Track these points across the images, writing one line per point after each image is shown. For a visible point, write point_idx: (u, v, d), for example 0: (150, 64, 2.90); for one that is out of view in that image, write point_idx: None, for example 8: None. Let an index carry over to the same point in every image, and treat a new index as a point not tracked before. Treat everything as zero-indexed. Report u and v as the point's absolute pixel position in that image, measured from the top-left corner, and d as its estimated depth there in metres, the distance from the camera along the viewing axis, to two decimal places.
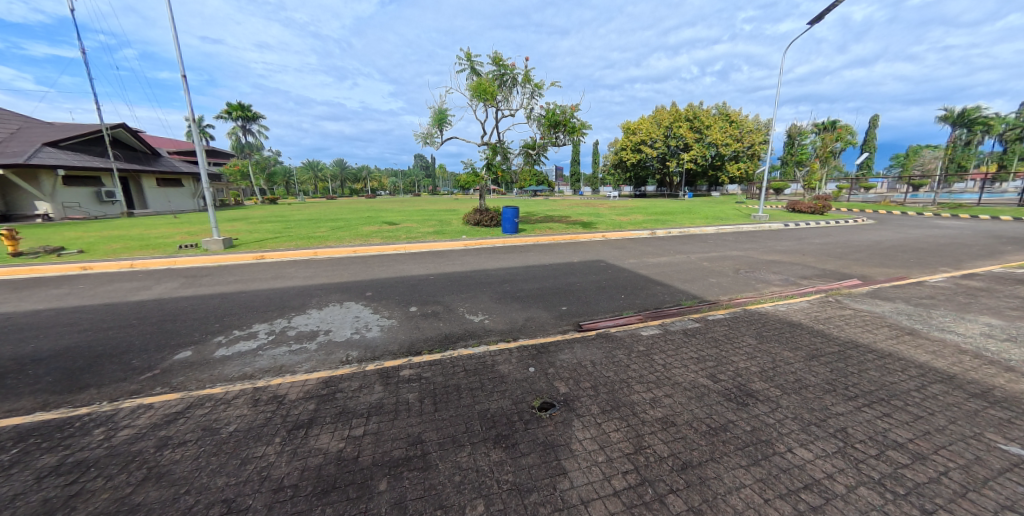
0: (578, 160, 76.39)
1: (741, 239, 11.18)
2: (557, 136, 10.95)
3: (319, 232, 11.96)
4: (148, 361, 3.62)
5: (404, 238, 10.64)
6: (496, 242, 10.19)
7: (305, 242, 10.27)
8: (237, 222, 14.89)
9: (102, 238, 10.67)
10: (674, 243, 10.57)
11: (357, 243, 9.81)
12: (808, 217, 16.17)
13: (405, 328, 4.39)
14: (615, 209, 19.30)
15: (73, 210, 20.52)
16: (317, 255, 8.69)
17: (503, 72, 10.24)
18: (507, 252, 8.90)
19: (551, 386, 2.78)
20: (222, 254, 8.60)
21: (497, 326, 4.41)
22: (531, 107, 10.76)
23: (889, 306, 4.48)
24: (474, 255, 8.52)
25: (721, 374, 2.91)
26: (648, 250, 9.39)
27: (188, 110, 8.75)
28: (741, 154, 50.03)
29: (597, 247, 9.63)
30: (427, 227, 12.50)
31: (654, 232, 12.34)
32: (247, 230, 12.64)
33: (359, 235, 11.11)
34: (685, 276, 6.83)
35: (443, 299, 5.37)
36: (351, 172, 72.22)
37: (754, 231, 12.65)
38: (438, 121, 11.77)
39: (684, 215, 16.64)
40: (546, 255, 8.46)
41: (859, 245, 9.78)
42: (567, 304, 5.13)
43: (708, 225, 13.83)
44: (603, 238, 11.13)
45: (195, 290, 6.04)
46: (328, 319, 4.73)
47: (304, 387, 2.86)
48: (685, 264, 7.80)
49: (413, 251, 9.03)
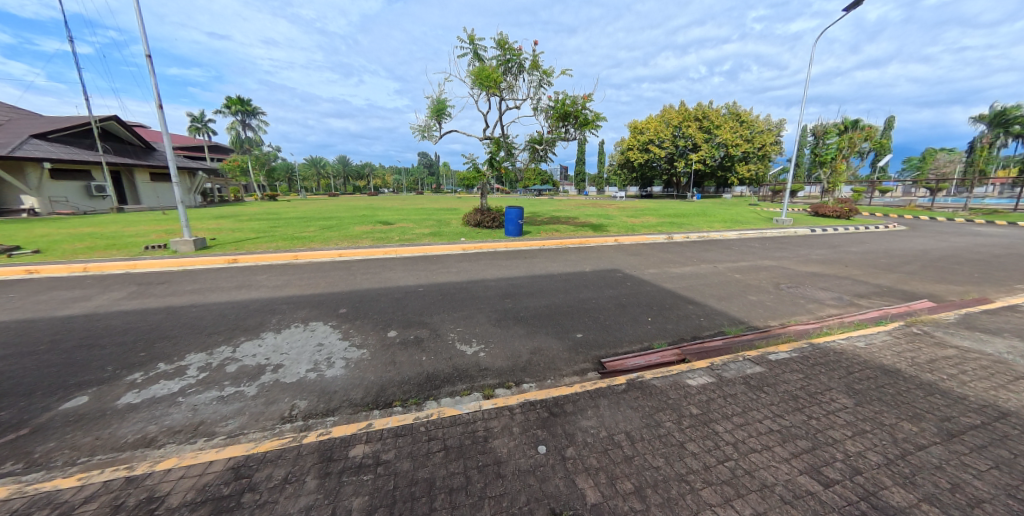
0: (583, 160, 75.22)
1: (768, 246, 10.15)
2: (567, 129, 9.94)
3: (307, 232, 11.05)
4: (22, 413, 2.65)
5: (397, 240, 9.71)
6: (498, 246, 9.25)
7: (287, 243, 9.37)
8: (224, 220, 14.03)
9: (69, 236, 9.81)
10: (694, 249, 9.57)
11: (344, 246, 8.90)
12: (834, 222, 15.07)
13: (377, 364, 3.41)
14: (625, 211, 18.26)
15: (59, 205, 19.88)
16: (297, 259, 7.79)
17: (508, 58, 9.25)
18: (510, 258, 7.94)
19: (571, 488, 1.82)
20: (190, 257, 7.70)
21: (495, 362, 3.42)
22: (538, 98, 9.77)
23: (1002, 343, 3.47)
24: (473, 262, 7.57)
25: (830, 470, 1.92)
26: (668, 257, 8.38)
27: (155, 96, 7.83)
28: (751, 155, 48.79)
29: (610, 254, 8.66)
30: (423, 228, 11.56)
31: (671, 237, 11.32)
32: (231, 228, 11.76)
33: (348, 236, 10.19)
34: (718, 291, 5.83)
35: (431, 320, 4.42)
36: (354, 169, 71.64)
37: (780, 237, 11.59)
38: (436, 112, 10.81)
39: (699, 218, 15.61)
40: (553, 263, 7.49)
41: (905, 256, 8.74)
42: (582, 329, 4.14)
43: (728, 230, 12.79)
44: (615, 242, 10.15)
45: (140, 301, 5.12)
46: (285, 347, 3.79)
47: (200, 480, 1.91)
48: (714, 276, 6.79)
49: (405, 256, 8.11)
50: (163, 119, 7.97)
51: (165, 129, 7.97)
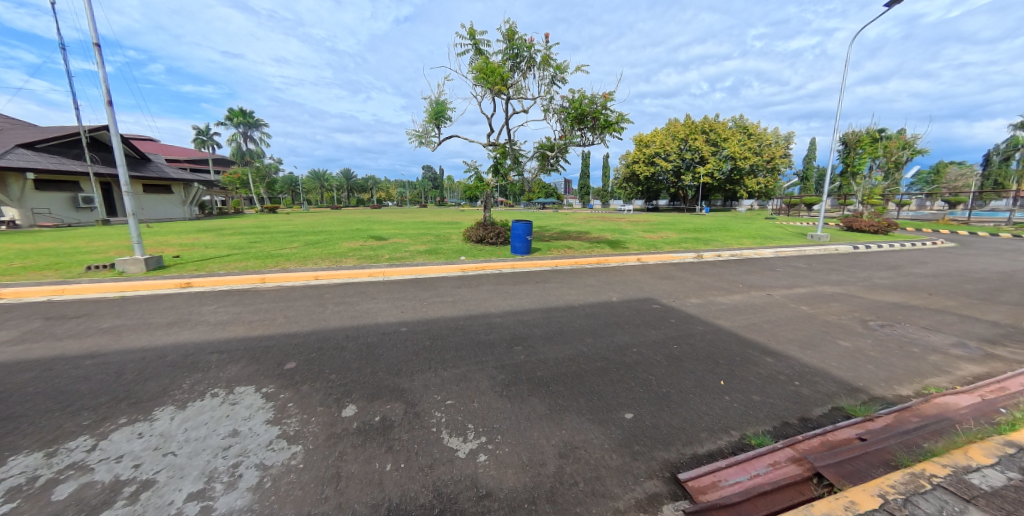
0: (588, 173, 74.38)
1: (817, 267, 8.76)
2: (582, 133, 8.73)
3: (288, 248, 9.82)
4: None
5: (387, 258, 8.46)
6: (504, 266, 7.96)
7: (260, 261, 8.10)
8: (202, 234, 12.86)
9: (14, 253, 8.60)
10: (732, 271, 8.21)
11: (324, 266, 7.64)
12: (874, 238, 13.65)
13: (308, 484, 2.08)
14: (639, 225, 16.99)
15: (42, 216, 18.85)
16: (263, 284, 6.52)
17: (516, 53, 8.09)
18: (518, 283, 6.60)
19: None
20: (137, 280, 6.45)
21: (502, 480, 2.10)
22: (550, 98, 8.59)
23: None
24: (474, 288, 6.26)
25: None
26: (706, 282, 7.02)
27: (104, 92, 6.70)
28: (760, 168, 47.79)
29: (636, 277, 7.33)
30: (419, 245, 10.32)
31: (699, 255, 9.98)
32: (206, 244, 10.55)
33: (332, 254, 8.92)
34: (792, 333, 4.45)
35: (410, 385, 3.12)
36: (357, 183, 71.36)
37: (824, 256, 10.20)
38: (434, 115, 9.65)
39: (721, 233, 14.30)
40: (571, 289, 6.16)
41: (990, 279, 7.32)
42: (630, 407, 2.83)
43: (761, 247, 11.43)
44: (638, 262, 8.81)
45: (25, 348, 3.80)
46: (178, 437, 2.44)
47: None
48: (774, 309, 5.41)
49: (393, 280, 6.83)
50: (112, 118, 6.81)
51: (115, 131, 6.82)
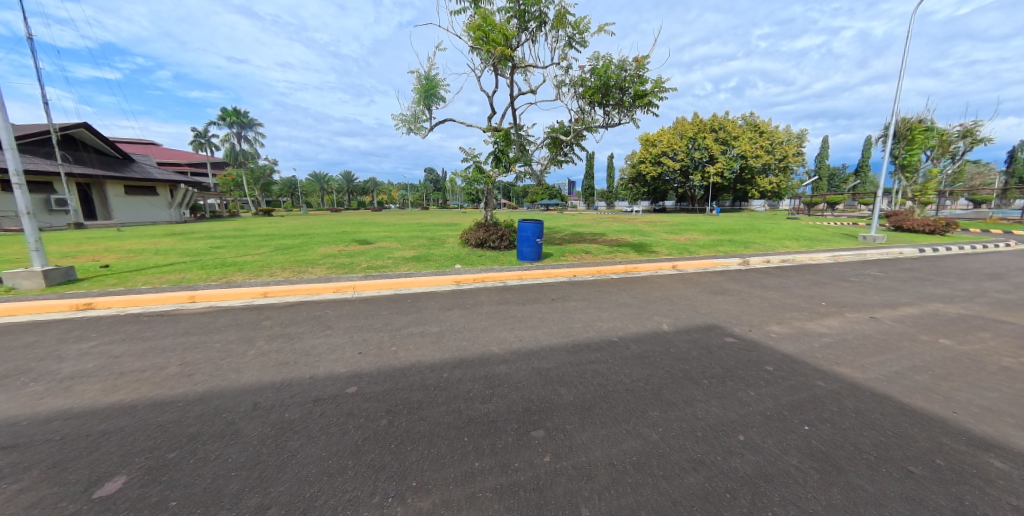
0: (592, 175, 72.84)
1: (899, 276, 7.03)
2: (604, 110, 7.09)
3: (251, 255, 8.26)
4: None
5: (365, 267, 6.87)
6: (509, 277, 6.32)
7: (205, 271, 6.51)
8: (163, 239, 11.25)
9: None
10: (797, 282, 6.50)
11: (282, 279, 6.03)
12: (934, 239, 11.84)
13: None
14: (658, 226, 15.32)
15: (10, 219, 17.46)
16: (190, 305, 4.89)
17: (523, 9, 6.44)
18: (529, 303, 4.95)
19: None
20: (21, 300, 4.82)
21: None
22: (566, 68, 6.97)
23: None
24: (469, 311, 4.62)
25: None
26: (777, 300, 5.33)
27: None
28: (772, 167, 45.97)
29: (681, 292, 5.66)
30: (408, 250, 8.68)
31: (743, 260, 8.30)
32: (158, 250, 8.97)
33: (299, 262, 7.33)
34: (977, 394, 2.74)
35: None
36: (357, 186, 70.12)
37: (894, 262, 8.44)
38: (424, 94, 8.06)
39: (755, 235, 12.58)
40: (600, 313, 4.52)
41: None
42: None
43: (812, 250, 9.70)
44: (675, 271, 7.16)
45: None
46: None
47: None
48: (904, 344, 3.71)
49: (364, 299, 5.21)
50: None
51: None
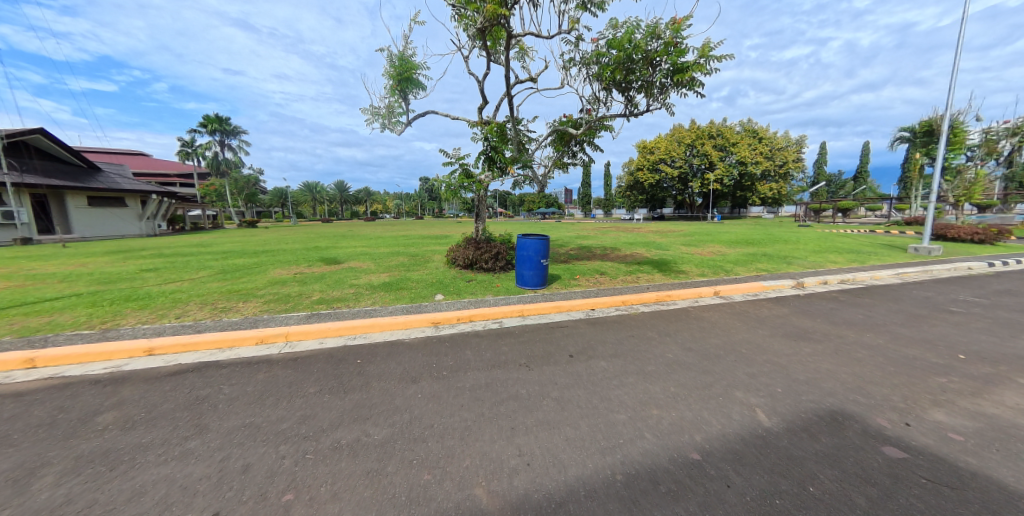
0: (589, 183, 71.80)
1: (1011, 303, 5.42)
2: (627, 94, 5.56)
3: (181, 281, 6.58)
4: None
5: (315, 300, 5.19)
6: (507, 315, 4.66)
7: (95, 308, 4.81)
8: (97, 259, 9.49)
9: None
10: (888, 316, 4.90)
11: (190, 322, 4.32)
12: (993, 250, 10.32)
13: None
14: (672, 237, 13.77)
15: None
16: (17, 375, 3.17)
17: None
18: (537, 366, 3.30)
19: None
20: None
21: None
22: (576, 40, 5.46)
23: None
24: (446, 386, 2.94)
25: None
26: (891, 351, 3.71)
27: None
28: (772, 173, 44.93)
29: (749, 338, 4.03)
30: (381, 273, 7.02)
31: (795, 281, 6.71)
32: (71, 274, 7.25)
33: (233, 292, 5.65)
34: None
35: None
36: (349, 196, 68.44)
37: (980, 281, 6.85)
38: (398, 81, 6.51)
39: (786, 247, 11.02)
40: (652, 391, 2.85)
41: None
42: None
43: (867, 266, 8.13)
44: (720, 300, 5.53)
45: None
46: None
47: None
48: None
49: (293, 358, 3.52)
50: None
51: None
